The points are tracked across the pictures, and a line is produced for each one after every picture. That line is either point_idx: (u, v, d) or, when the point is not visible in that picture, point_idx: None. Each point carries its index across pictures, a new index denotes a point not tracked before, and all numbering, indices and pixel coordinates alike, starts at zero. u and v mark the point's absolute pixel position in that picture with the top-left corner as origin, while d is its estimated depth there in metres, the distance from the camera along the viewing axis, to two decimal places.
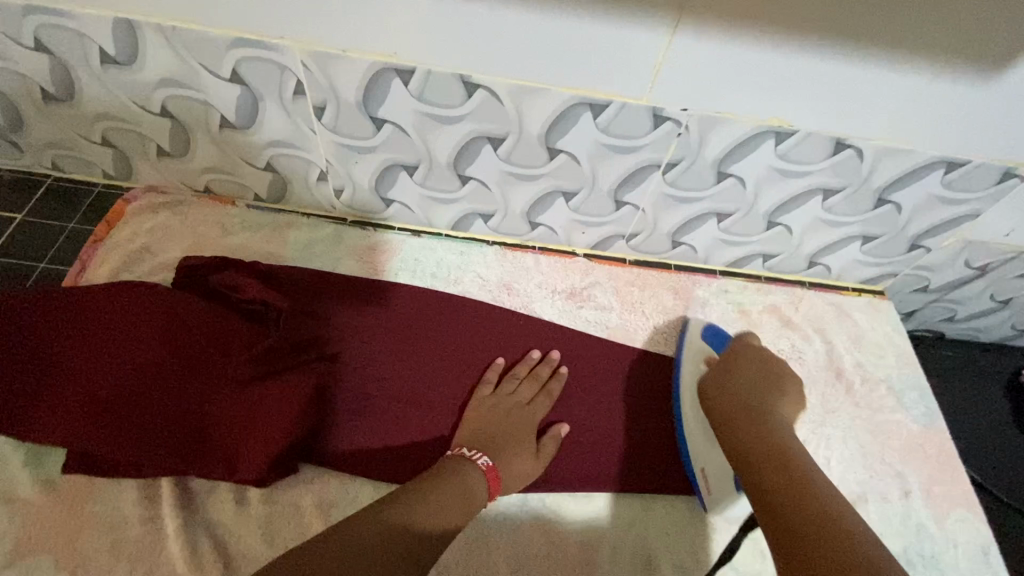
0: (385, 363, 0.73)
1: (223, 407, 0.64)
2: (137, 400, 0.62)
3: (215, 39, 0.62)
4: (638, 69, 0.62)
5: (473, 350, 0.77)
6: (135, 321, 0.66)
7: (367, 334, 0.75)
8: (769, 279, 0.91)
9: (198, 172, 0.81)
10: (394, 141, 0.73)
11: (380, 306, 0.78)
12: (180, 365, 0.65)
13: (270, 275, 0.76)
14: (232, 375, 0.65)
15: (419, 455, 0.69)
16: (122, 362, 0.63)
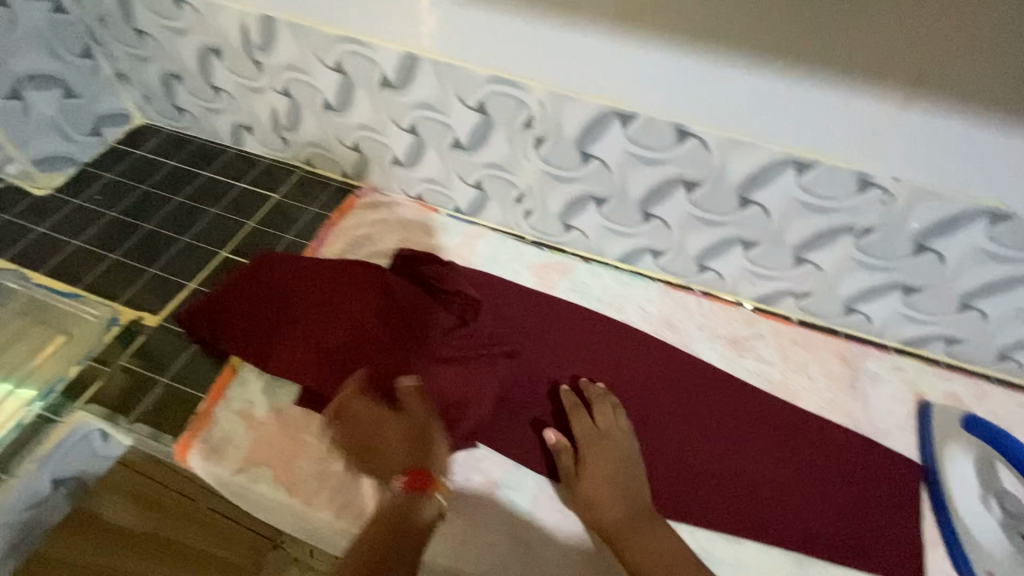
0: (555, 369, 0.82)
1: (430, 382, 0.74)
2: (365, 359, 0.75)
3: (476, 74, 0.76)
4: (855, 137, 0.64)
5: (641, 376, 0.82)
6: (369, 296, 0.79)
7: (547, 344, 0.83)
8: (952, 365, 0.85)
9: (417, 180, 0.96)
10: (595, 175, 0.81)
11: (556, 319, 0.86)
12: (401, 337, 0.76)
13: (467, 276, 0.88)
14: (439, 357, 0.76)
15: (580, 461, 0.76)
16: (357, 329, 0.76)
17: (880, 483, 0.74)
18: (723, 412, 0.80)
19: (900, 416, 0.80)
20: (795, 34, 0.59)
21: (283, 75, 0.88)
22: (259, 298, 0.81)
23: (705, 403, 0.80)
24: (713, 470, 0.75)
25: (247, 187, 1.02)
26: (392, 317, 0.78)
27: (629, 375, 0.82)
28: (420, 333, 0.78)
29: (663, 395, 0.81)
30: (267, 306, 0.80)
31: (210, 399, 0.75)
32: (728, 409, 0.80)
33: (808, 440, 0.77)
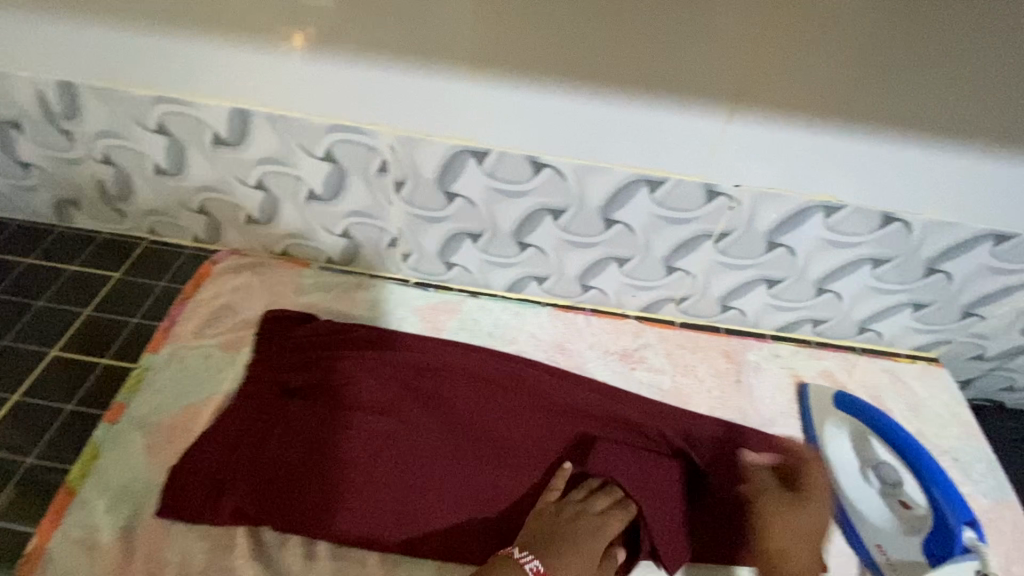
0: (482, 421, 0.76)
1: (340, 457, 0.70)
2: (269, 436, 0.71)
3: (315, 124, 0.71)
4: (694, 151, 0.67)
5: (462, 413, 0.76)
6: (273, 395, 0.75)
7: (469, 398, 0.77)
8: (820, 343, 0.91)
9: (279, 237, 0.89)
10: (462, 212, 0.79)
11: (483, 367, 0.81)
12: (308, 408, 0.73)
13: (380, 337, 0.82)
14: (362, 446, 0.71)
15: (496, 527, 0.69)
16: (267, 439, 0.71)
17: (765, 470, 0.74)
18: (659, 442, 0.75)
19: (786, 403, 0.83)
20: (619, 59, 0.60)
21: (101, 142, 0.79)
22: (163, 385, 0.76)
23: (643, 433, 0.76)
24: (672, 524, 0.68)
25: (79, 269, 0.90)
26: (304, 391, 0.75)
27: (446, 417, 0.75)
28: (338, 423, 0.72)
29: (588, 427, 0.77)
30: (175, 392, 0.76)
31: (41, 533, 0.64)
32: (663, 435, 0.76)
33: (697, 427, 0.78)
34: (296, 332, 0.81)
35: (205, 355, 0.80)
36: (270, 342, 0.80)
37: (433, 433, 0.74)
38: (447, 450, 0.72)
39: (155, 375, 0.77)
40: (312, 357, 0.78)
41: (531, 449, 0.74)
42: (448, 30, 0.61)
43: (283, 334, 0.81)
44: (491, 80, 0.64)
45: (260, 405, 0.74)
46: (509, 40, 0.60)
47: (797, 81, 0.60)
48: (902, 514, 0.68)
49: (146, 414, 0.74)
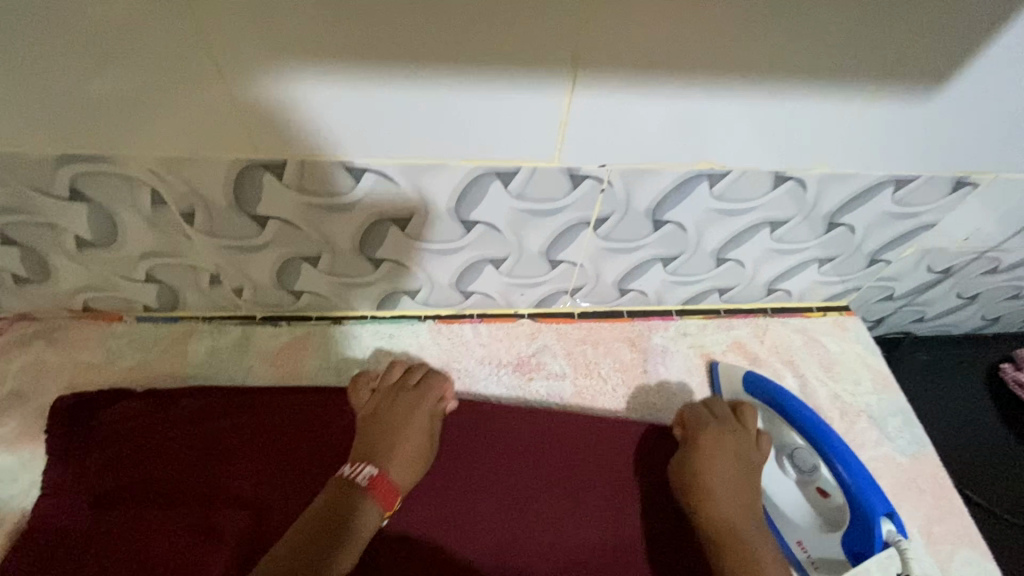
0: None
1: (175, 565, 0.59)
2: (82, 560, 0.59)
3: (39, 158, 0.53)
4: (542, 133, 0.54)
5: (320, 482, 0.65)
6: (84, 501, 0.62)
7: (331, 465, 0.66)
8: (729, 311, 0.83)
9: (69, 294, 0.70)
10: (284, 236, 0.63)
11: (339, 412, 0.69)
12: (130, 513, 0.61)
13: (210, 401, 0.68)
14: (198, 548, 0.60)
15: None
16: (79, 561, 0.59)
17: (658, 475, 0.69)
18: (550, 459, 0.70)
19: (696, 387, 0.76)
20: (410, 34, 0.44)
21: None
22: None
23: (531, 455, 0.70)
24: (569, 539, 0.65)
25: None
26: (121, 493, 0.62)
27: (302, 492, 0.64)
28: (170, 523, 0.61)
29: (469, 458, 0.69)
30: None
31: None
32: (553, 452, 0.70)
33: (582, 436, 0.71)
34: (99, 415, 0.66)
35: None
36: (65, 436, 0.64)
37: (285, 514, 0.63)
38: None
39: None
40: (133, 443, 0.65)
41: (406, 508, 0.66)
42: (160, 20, 0.42)
43: (80, 421, 0.65)
44: (250, 78, 0.47)
45: (66, 523, 0.61)
46: (248, 24, 0.43)
47: (645, 37, 0.46)
48: (819, 502, 0.62)
49: None
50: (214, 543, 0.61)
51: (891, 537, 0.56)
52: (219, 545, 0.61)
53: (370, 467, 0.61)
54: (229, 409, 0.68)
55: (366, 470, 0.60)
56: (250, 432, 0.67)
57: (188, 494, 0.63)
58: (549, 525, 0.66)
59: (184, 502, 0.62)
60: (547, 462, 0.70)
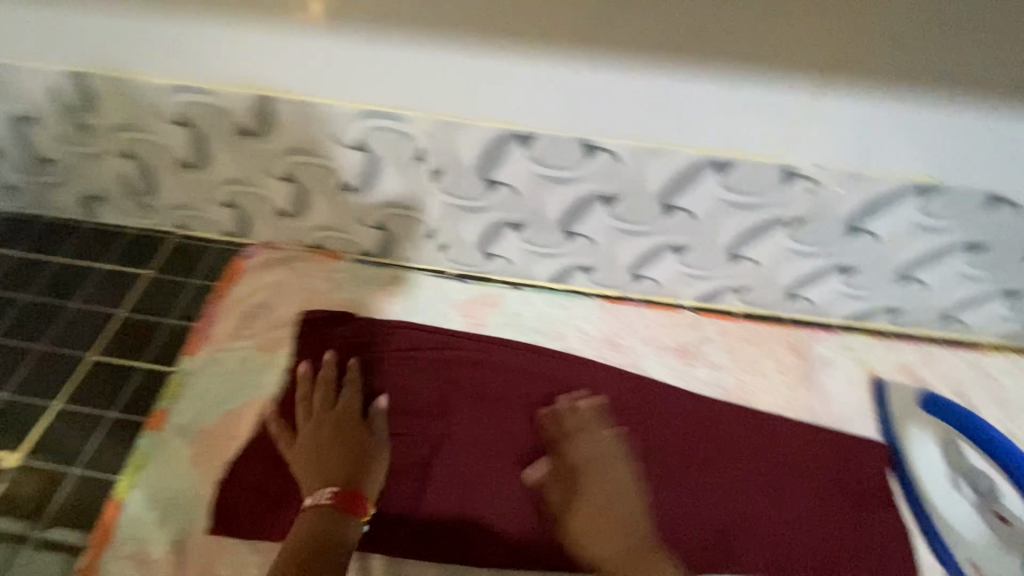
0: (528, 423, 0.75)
1: (390, 464, 0.71)
2: None
3: (346, 111, 0.64)
4: (778, 130, 0.60)
5: (509, 419, 0.75)
6: (319, 398, 0.74)
7: (518, 417, 0.75)
8: (896, 334, 0.83)
9: (311, 230, 0.85)
10: (507, 201, 0.73)
11: (528, 364, 0.79)
12: (358, 414, 0.73)
13: (420, 338, 0.80)
14: (408, 453, 0.72)
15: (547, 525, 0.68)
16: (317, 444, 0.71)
17: (820, 472, 0.72)
18: (716, 440, 0.74)
19: (859, 400, 0.77)
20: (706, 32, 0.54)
21: (121, 135, 0.74)
22: (213, 390, 0.74)
23: (699, 433, 0.75)
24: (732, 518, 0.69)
25: (109, 267, 0.87)
26: (351, 398, 0.75)
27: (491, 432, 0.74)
28: (387, 436, 0.73)
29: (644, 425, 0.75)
30: (218, 397, 0.74)
31: (93, 550, 0.63)
32: (718, 433, 0.74)
33: (751, 425, 0.75)
34: (334, 328, 0.80)
35: (242, 358, 0.77)
36: (311, 343, 0.78)
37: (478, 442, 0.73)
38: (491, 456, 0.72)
39: (194, 381, 0.75)
40: (361, 362, 0.77)
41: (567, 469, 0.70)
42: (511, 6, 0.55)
43: (320, 332, 0.79)
44: (556, 57, 0.58)
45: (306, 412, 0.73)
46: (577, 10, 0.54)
47: (902, 52, 0.54)
48: (998, 527, 0.67)
49: (189, 421, 0.72)
50: (421, 466, 0.71)
51: None
52: (425, 469, 0.71)
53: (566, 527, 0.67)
54: (435, 346, 0.80)
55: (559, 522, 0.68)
56: (454, 372, 0.78)
57: (403, 408, 0.74)
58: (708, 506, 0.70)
59: (399, 414, 0.74)
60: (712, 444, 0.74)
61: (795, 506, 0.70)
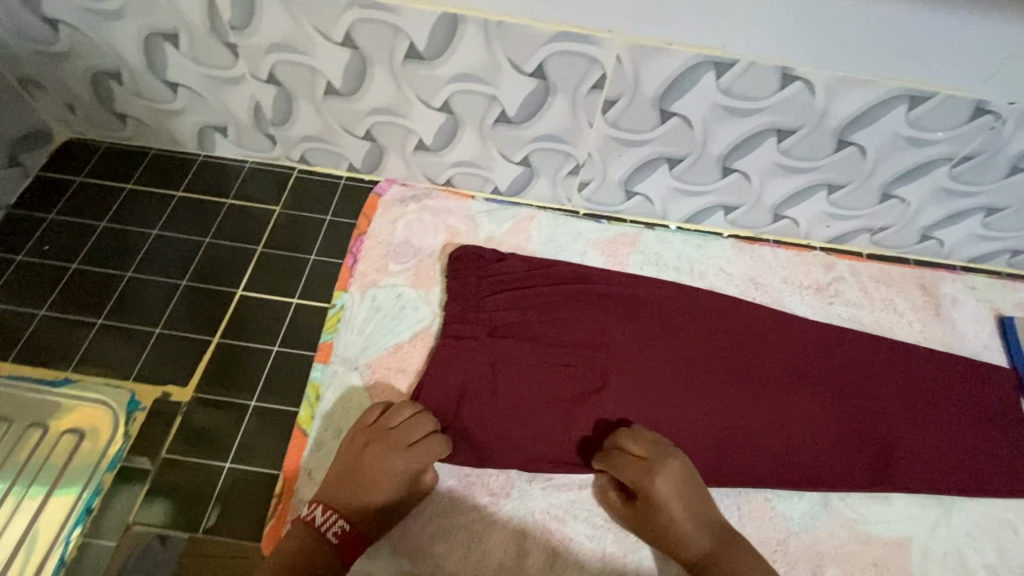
0: (696, 352, 0.75)
1: (566, 393, 0.70)
2: (494, 379, 0.70)
3: (537, 32, 0.62)
4: (984, 65, 0.61)
5: (674, 349, 0.75)
6: (484, 333, 0.73)
7: (637, 302, 0.77)
8: (1012, 275, 0.87)
9: (446, 165, 0.82)
10: (673, 134, 0.72)
11: (684, 299, 0.78)
12: (526, 346, 0.72)
13: (572, 273, 0.79)
14: (582, 385, 0.71)
15: (730, 457, 0.68)
16: (491, 378, 0.70)
17: (973, 398, 0.74)
18: (874, 368, 0.75)
19: (988, 336, 0.81)
20: None
21: (269, 59, 0.70)
22: (372, 324, 0.73)
23: (858, 361, 0.76)
24: (902, 442, 0.71)
25: (234, 201, 0.84)
26: (516, 332, 0.73)
27: (660, 362, 0.73)
28: (564, 370, 0.71)
29: (805, 353, 0.76)
30: (377, 332, 0.73)
31: (285, 477, 0.63)
32: (873, 362, 0.76)
33: (905, 355, 0.77)
34: (485, 261, 0.77)
35: (396, 294, 0.76)
36: (467, 280, 0.76)
37: (649, 373, 0.73)
38: (664, 388, 0.72)
39: (354, 314, 0.74)
40: (526, 298, 0.75)
41: (743, 405, 0.72)
42: None
43: (473, 267, 0.77)
44: None
45: (474, 346, 0.71)
46: None
47: None
48: None
49: (356, 354, 0.71)
50: (598, 395, 0.70)
51: None
52: (603, 398, 0.70)
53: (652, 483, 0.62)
54: (589, 281, 0.78)
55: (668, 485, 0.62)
56: (612, 303, 0.77)
57: (568, 341, 0.73)
58: (886, 429, 0.71)
59: (566, 347, 0.73)
60: (868, 370, 0.75)
61: (963, 431, 0.72)
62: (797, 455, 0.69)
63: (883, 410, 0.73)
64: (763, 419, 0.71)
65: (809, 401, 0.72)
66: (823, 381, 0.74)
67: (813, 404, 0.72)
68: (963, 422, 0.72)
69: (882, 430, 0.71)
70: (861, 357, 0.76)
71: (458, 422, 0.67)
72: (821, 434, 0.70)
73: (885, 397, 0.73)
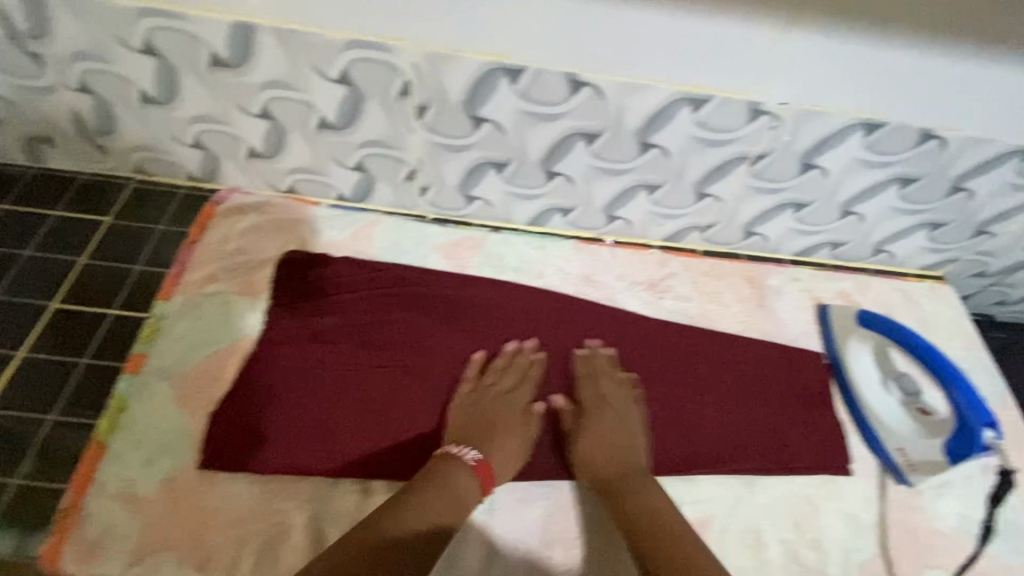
0: (516, 351, 0.77)
1: (378, 395, 0.70)
2: (304, 382, 0.69)
3: (331, 40, 0.64)
4: (747, 67, 0.65)
5: (493, 348, 0.76)
6: (300, 337, 0.72)
7: (464, 305, 0.79)
8: (836, 267, 0.93)
9: (286, 172, 0.83)
10: (490, 139, 0.74)
11: (511, 301, 0.81)
12: (343, 349, 0.72)
13: (404, 277, 0.80)
14: (395, 387, 0.71)
15: (538, 456, 0.70)
16: (301, 381, 0.69)
17: (783, 383, 0.79)
18: (690, 360, 0.80)
19: (807, 324, 0.86)
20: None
21: (76, 67, 0.70)
22: (194, 334, 0.72)
23: (674, 355, 0.80)
24: (705, 428, 0.74)
25: (63, 213, 0.82)
26: (334, 335, 0.73)
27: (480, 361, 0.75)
28: (378, 373, 0.71)
29: (622, 348, 0.79)
30: (196, 341, 0.72)
31: (73, 489, 0.61)
32: (686, 354, 0.80)
33: (721, 347, 0.81)
34: (310, 267, 0.78)
35: (222, 302, 0.75)
36: (291, 286, 0.76)
37: (466, 372, 0.74)
38: (478, 387, 0.73)
39: (174, 324, 0.73)
40: (353, 301, 0.76)
41: (558, 401, 0.74)
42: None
43: (300, 273, 0.77)
44: None
45: (288, 350, 0.71)
46: None
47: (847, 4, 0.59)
48: (921, 418, 0.72)
49: (170, 364, 0.70)
50: (411, 396, 0.71)
51: (993, 443, 0.66)
52: (416, 399, 0.71)
53: (474, 452, 0.65)
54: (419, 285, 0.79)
55: (471, 453, 0.65)
56: (439, 307, 0.78)
57: (388, 343, 0.74)
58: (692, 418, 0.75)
59: (386, 348, 0.73)
60: (681, 362, 0.79)
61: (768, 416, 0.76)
62: None
63: (692, 400, 0.76)
64: (575, 409, 0.74)
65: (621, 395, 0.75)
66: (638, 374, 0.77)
67: (626, 395, 0.76)
68: (768, 409, 0.77)
69: (689, 419, 0.75)
70: (680, 349, 0.80)
71: (259, 428, 0.66)
72: None
73: (695, 387, 0.77)
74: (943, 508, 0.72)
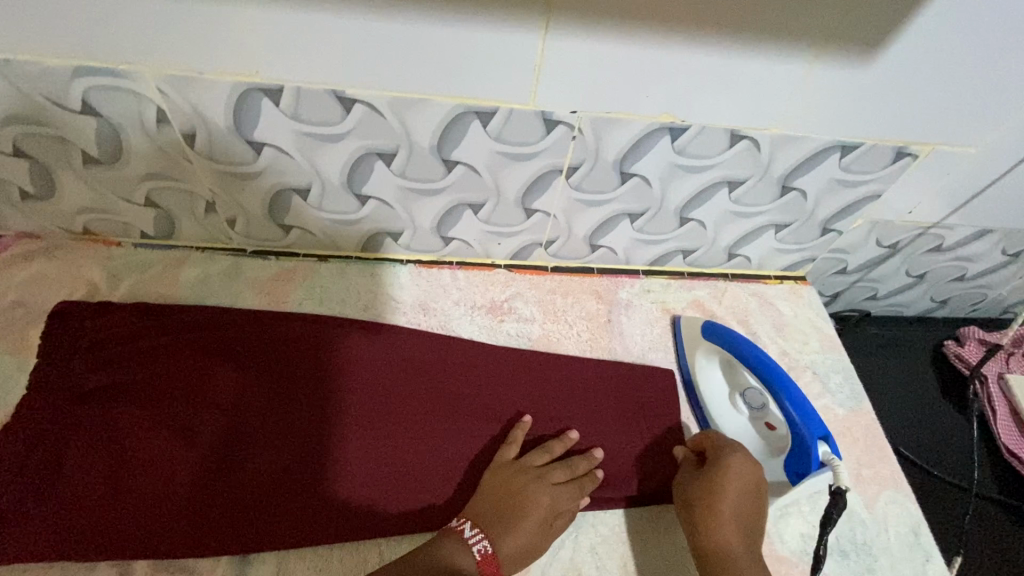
0: (328, 392, 0.71)
1: (156, 455, 0.63)
2: (71, 446, 0.62)
3: (54, 68, 0.57)
4: (523, 76, 0.59)
5: (300, 391, 0.70)
6: (67, 398, 0.65)
7: (270, 346, 0.73)
8: (692, 275, 0.89)
9: (71, 214, 0.74)
10: (277, 165, 0.67)
11: (324, 337, 0.74)
12: (121, 404, 0.65)
13: (198, 321, 0.73)
14: (178, 444, 0.64)
15: (341, 512, 0.63)
16: (66, 446, 0.62)
17: (619, 404, 0.75)
18: (519, 387, 0.75)
19: (656, 337, 0.82)
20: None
21: None
22: None
23: (502, 382, 0.75)
24: None
25: None
26: (112, 390, 0.66)
27: (284, 407, 0.69)
28: (160, 429, 0.65)
29: (447, 378, 0.74)
30: None
31: None
32: (517, 381, 0.75)
33: (556, 371, 0.77)
34: (84, 317, 0.70)
35: None
36: (64, 343, 0.68)
37: (266, 419, 0.67)
38: (278, 437, 0.67)
39: None
40: (138, 352, 0.69)
41: (369, 444, 0.68)
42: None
43: (75, 325, 0.70)
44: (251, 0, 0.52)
45: (55, 412, 0.64)
46: None
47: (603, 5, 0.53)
48: (767, 434, 0.72)
49: None
50: (197, 454, 0.64)
51: (828, 458, 0.65)
52: (203, 456, 0.64)
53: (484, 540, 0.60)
54: (216, 328, 0.73)
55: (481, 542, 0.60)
56: (239, 350, 0.71)
57: (175, 394, 0.67)
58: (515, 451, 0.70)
59: (174, 400, 0.67)
60: (509, 390, 0.74)
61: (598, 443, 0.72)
62: (415, 493, 0.66)
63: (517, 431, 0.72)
64: (388, 453, 0.68)
65: (440, 431, 0.70)
66: (461, 406, 0.72)
67: (446, 432, 0.70)
68: (599, 436, 0.73)
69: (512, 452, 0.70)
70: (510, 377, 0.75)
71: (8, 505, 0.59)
72: (446, 466, 0.68)
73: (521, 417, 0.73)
74: (785, 531, 0.68)
